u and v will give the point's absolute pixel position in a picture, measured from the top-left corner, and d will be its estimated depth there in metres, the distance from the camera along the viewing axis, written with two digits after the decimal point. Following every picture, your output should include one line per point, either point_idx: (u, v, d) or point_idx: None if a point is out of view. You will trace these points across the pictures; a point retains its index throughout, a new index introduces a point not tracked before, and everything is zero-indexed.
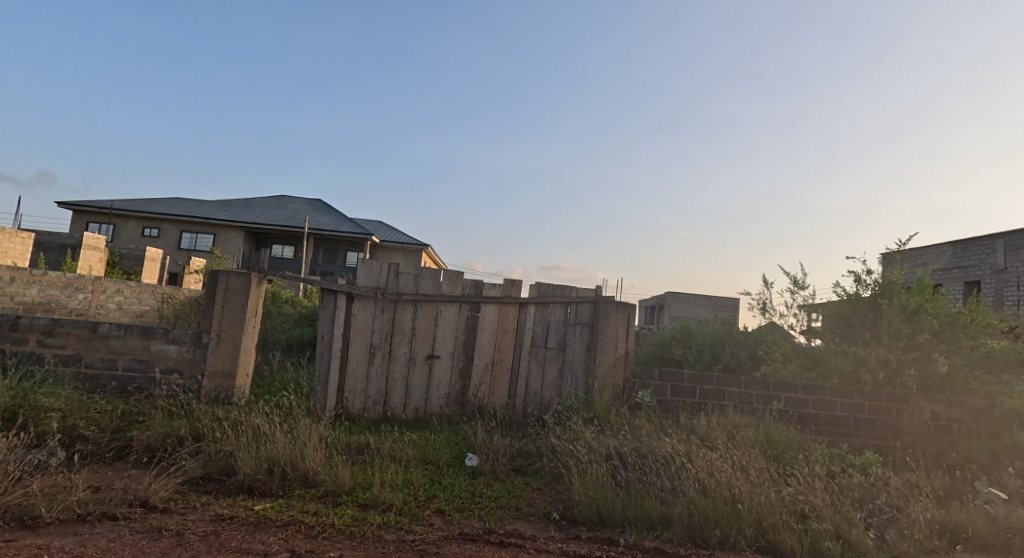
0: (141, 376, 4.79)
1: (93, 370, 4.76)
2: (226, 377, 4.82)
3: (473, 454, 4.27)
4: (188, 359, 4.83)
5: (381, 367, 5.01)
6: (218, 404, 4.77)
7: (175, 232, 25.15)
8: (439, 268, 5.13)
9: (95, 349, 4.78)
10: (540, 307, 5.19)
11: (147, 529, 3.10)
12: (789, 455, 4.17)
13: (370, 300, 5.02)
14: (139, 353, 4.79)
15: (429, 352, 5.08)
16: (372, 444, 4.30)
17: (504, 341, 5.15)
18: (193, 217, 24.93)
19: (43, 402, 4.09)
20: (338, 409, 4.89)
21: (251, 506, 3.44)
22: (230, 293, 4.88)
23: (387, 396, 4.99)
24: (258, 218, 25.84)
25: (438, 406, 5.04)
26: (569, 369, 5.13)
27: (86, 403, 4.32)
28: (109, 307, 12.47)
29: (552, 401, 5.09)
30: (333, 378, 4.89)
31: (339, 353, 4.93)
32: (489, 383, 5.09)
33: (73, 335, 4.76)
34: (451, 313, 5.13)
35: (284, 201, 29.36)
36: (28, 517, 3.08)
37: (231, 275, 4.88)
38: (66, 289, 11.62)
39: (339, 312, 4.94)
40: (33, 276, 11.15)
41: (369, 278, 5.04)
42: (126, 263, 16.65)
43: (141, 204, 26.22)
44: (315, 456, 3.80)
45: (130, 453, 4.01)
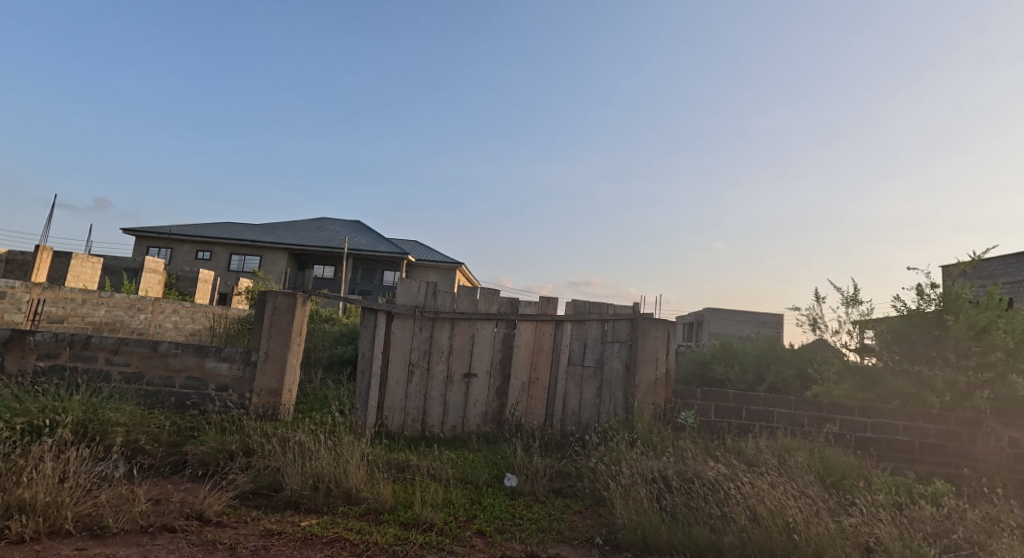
0: (196, 394, 4.93)
1: (154, 387, 4.94)
2: (273, 394, 4.92)
3: (512, 474, 4.22)
4: (239, 377, 4.94)
5: (420, 385, 5.03)
6: (266, 420, 4.87)
7: (226, 255, 26.07)
8: (475, 286, 5.14)
9: (154, 367, 4.95)
10: (576, 324, 5.13)
11: (203, 542, 3.15)
12: (848, 483, 3.98)
13: (408, 318, 5.08)
14: (194, 371, 4.94)
15: (466, 371, 5.07)
16: (412, 462, 4.30)
17: (541, 358, 5.10)
18: (242, 240, 25.77)
19: (109, 417, 4.24)
20: (378, 427, 4.93)
21: (298, 522, 3.46)
22: (277, 312, 5.00)
23: (425, 413, 5.00)
24: (301, 240, 26.53)
25: (476, 424, 5.01)
26: (607, 388, 5.04)
27: (146, 418, 4.47)
28: (166, 327, 12.99)
29: (591, 421, 5.00)
30: (373, 395, 4.95)
31: (379, 371, 4.98)
32: (527, 402, 5.04)
33: (136, 353, 4.94)
34: (488, 330, 5.12)
35: (326, 223, 30.07)
36: (97, 527, 3.19)
37: (278, 295, 5.01)
38: (130, 309, 12.07)
39: (379, 330, 5.01)
40: (102, 297, 11.46)
41: (408, 297, 5.10)
42: (183, 284, 17.30)
43: (194, 229, 27.28)
44: (358, 474, 3.82)
45: (185, 469, 4.13)
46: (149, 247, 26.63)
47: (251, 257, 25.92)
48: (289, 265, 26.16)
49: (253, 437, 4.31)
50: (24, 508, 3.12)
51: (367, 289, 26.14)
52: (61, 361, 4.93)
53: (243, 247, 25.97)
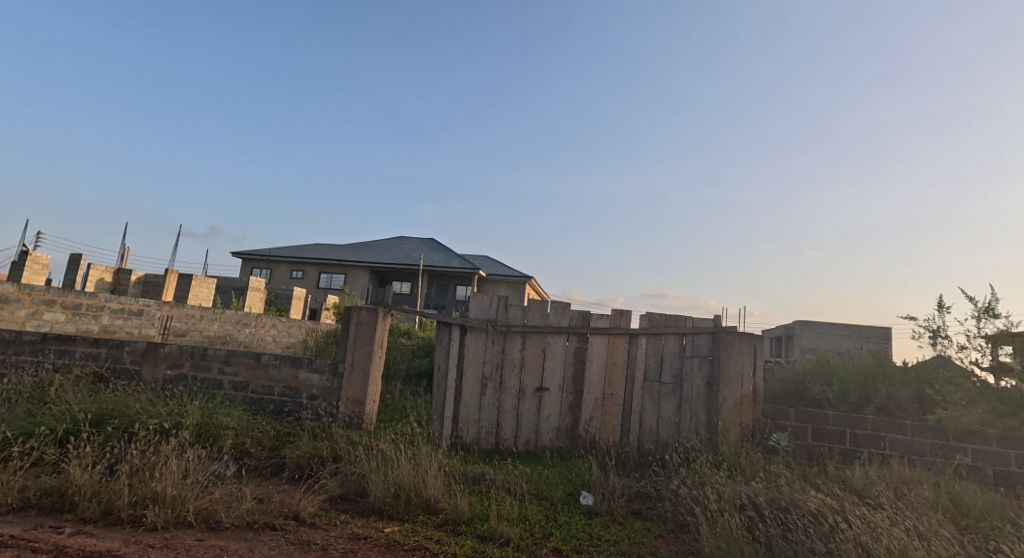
0: (291, 402, 5.32)
1: (257, 395, 5.39)
2: (357, 404, 5.20)
3: (588, 493, 4.10)
4: (328, 387, 5.28)
5: (493, 399, 5.02)
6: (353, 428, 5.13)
7: (316, 273, 27.45)
8: (546, 299, 5.07)
9: (258, 376, 5.42)
10: (651, 338, 4.95)
11: (299, 541, 3.31)
12: (988, 525, 3.50)
13: (481, 332, 5.09)
14: (290, 381, 5.33)
15: (538, 385, 5.00)
16: (487, 475, 4.28)
17: (615, 374, 4.95)
18: (328, 258, 27.15)
19: (220, 421, 4.67)
20: (453, 439, 4.94)
21: (382, 528, 3.52)
22: (361, 326, 5.32)
23: (498, 427, 4.97)
24: (380, 258, 27.55)
25: (549, 439, 4.92)
26: (687, 406, 4.81)
27: (251, 423, 4.86)
28: (266, 339, 13.91)
29: (670, 441, 4.78)
30: (448, 408, 4.98)
31: (453, 384, 5.01)
32: (601, 418, 4.90)
33: (243, 364, 5.46)
34: (559, 344, 5.03)
35: (403, 241, 31.07)
36: (212, 520, 3.51)
37: (361, 310, 5.33)
38: (237, 325, 12.97)
39: (453, 343, 5.05)
40: (216, 314, 12.39)
41: (481, 311, 5.12)
42: (280, 301, 18.31)
43: (287, 249, 29.09)
44: (437, 484, 3.85)
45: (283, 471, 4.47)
46: (248, 266, 28.69)
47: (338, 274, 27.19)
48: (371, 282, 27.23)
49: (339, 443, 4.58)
50: (155, 501, 3.52)
51: (441, 304, 26.63)
52: (185, 371, 5.53)
53: (330, 265, 27.27)
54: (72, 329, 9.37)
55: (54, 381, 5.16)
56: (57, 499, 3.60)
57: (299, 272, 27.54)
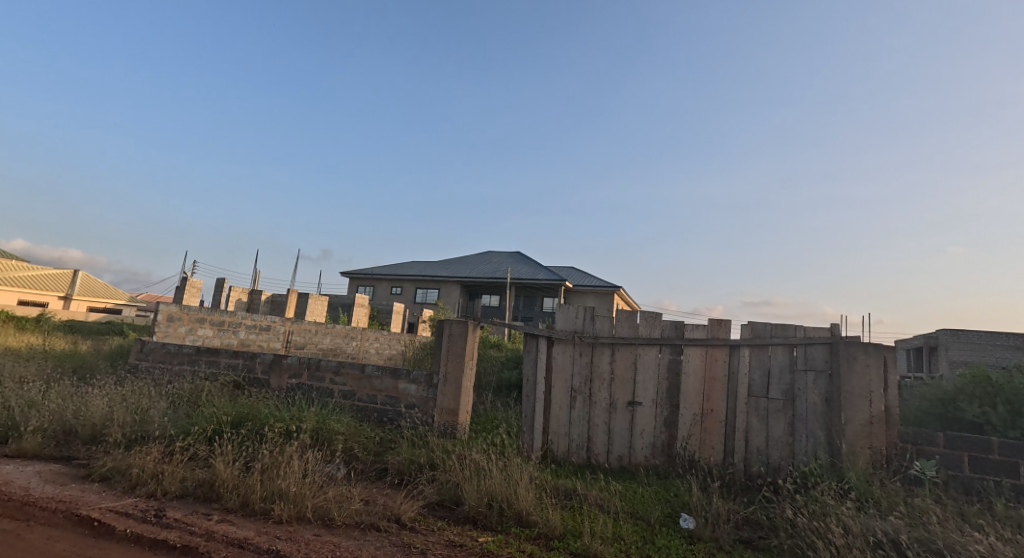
0: (392, 409, 6.85)
1: (362, 402, 7.03)
2: (446, 413, 6.55)
3: (689, 516, 3.83)
4: (424, 397, 6.71)
5: (583, 412, 4.87)
6: (447, 437, 6.58)
7: (412, 290, 28.49)
8: (635, 310, 4.86)
9: (364, 387, 7.01)
10: (756, 349, 4.58)
11: (401, 543, 3.58)
12: None
13: (568, 343, 4.99)
14: (390, 392, 6.87)
15: (630, 399, 4.79)
16: (579, 490, 4.16)
17: (714, 389, 4.62)
18: (422, 274, 28.22)
19: (333, 427, 6.11)
20: (544, 451, 4.87)
21: (476, 537, 3.61)
22: (454, 339, 6.62)
23: (590, 440, 4.82)
24: (471, 272, 28.17)
25: (644, 456, 4.68)
26: (802, 426, 4.40)
27: (359, 431, 6.25)
28: (370, 351, 14.71)
29: (783, 464, 4.37)
30: (537, 420, 4.91)
31: (542, 396, 4.95)
32: (700, 436, 4.58)
33: (352, 376, 7.13)
34: (652, 356, 4.79)
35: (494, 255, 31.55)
36: (327, 517, 4.08)
37: (451, 326, 6.58)
38: (346, 338, 13.78)
39: (541, 355, 4.99)
40: (328, 327, 13.30)
41: (568, 322, 5.03)
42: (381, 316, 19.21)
43: (386, 266, 30.66)
44: (529, 497, 3.84)
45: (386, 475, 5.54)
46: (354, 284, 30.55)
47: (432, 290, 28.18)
48: (462, 296, 27.98)
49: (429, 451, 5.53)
50: (281, 497, 4.21)
51: (528, 316, 26.56)
52: (302, 380, 7.54)
53: (424, 281, 28.27)
54: (217, 342, 10.93)
55: (204, 388, 7.56)
56: (207, 488, 4.58)
57: (398, 288, 28.91)
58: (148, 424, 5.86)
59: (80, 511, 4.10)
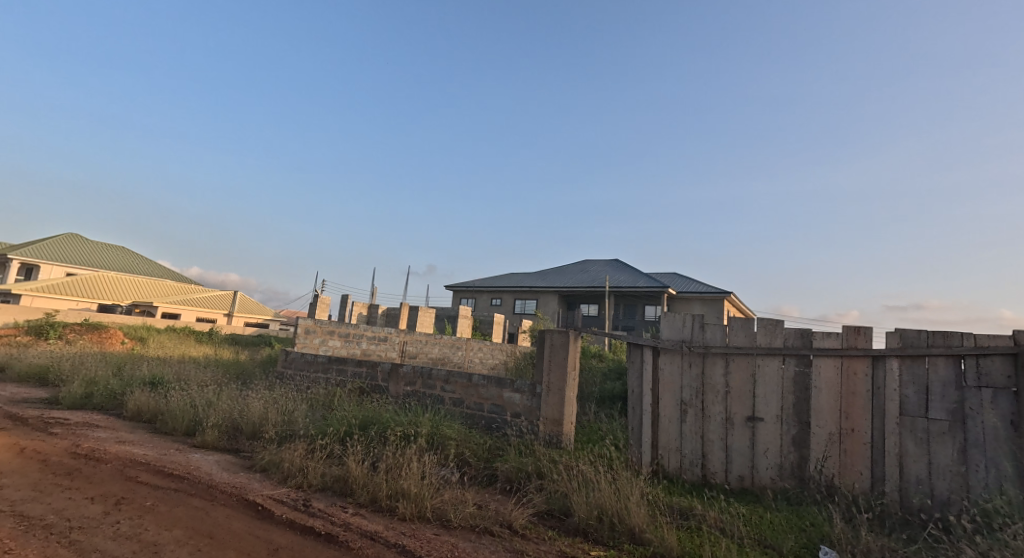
0: (499, 417, 7.99)
1: (472, 409, 8.26)
2: (555, 423, 7.39)
3: (831, 549, 3.37)
4: (529, 405, 7.72)
5: (695, 426, 4.52)
6: (552, 446, 7.34)
7: (512, 299, 28.74)
8: (751, 317, 4.43)
9: (471, 395, 8.29)
10: (907, 361, 3.96)
11: (514, 549, 3.79)
12: None
13: (675, 353, 4.66)
14: (496, 400, 8.03)
15: (750, 414, 4.36)
16: (697, 511, 3.96)
17: (855, 406, 4.07)
18: (524, 286, 28.46)
19: (447, 434, 7.36)
20: (654, 467, 4.60)
21: (587, 549, 3.72)
22: (554, 350, 7.53)
23: (705, 458, 4.46)
24: (570, 281, 27.96)
25: (770, 478, 4.23)
26: (976, 454, 3.74)
27: (470, 438, 7.53)
28: (476, 361, 14.86)
29: (951, 497, 3.75)
30: (646, 433, 4.66)
31: (650, 408, 4.69)
32: (840, 459, 4.05)
33: (460, 384, 8.40)
34: (773, 368, 4.32)
35: (592, 264, 31.14)
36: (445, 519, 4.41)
37: (553, 337, 7.55)
38: (453, 348, 14.10)
39: (646, 366, 4.76)
40: (437, 338, 13.73)
41: (674, 331, 4.69)
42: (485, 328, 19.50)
43: (489, 278, 31.36)
44: (641, 514, 3.87)
45: (498, 481, 6.78)
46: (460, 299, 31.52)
47: (530, 299, 28.25)
48: (562, 305, 27.74)
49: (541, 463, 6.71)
50: (404, 496, 5.19)
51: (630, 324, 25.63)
52: (418, 387, 8.95)
53: (524, 291, 28.34)
54: (343, 352, 11.99)
55: (336, 393, 9.30)
56: (342, 483, 5.63)
57: (498, 300, 29.37)
58: (295, 426, 7.83)
59: (250, 497, 5.26)
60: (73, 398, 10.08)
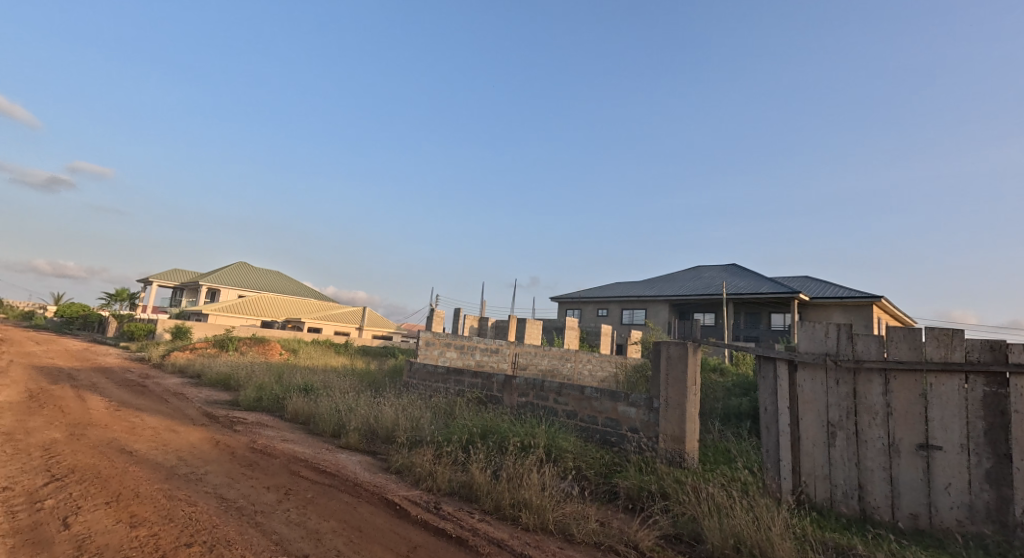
0: (615, 432, 7.49)
1: (586, 422, 7.85)
2: (676, 441, 6.77)
3: None
4: (646, 420, 7.19)
5: (848, 452, 4.57)
6: (673, 465, 6.69)
7: (619, 311, 27.96)
8: (915, 331, 4.41)
9: (584, 407, 7.90)
10: None
11: None
12: None
13: (817, 368, 4.76)
14: (611, 413, 7.56)
15: (923, 442, 4.32)
16: (858, 548, 4.00)
17: None
18: (632, 293, 27.47)
19: (563, 448, 7.05)
20: (798, 495, 4.72)
21: None
22: (671, 362, 6.98)
23: (862, 488, 4.49)
24: (680, 289, 26.58)
25: (954, 518, 4.16)
26: None
27: (586, 452, 7.14)
28: (584, 374, 14.41)
29: None
30: (789, 457, 4.77)
31: (790, 429, 4.81)
32: None
33: (573, 396, 8.05)
34: (953, 386, 4.27)
35: (703, 270, 29.32)
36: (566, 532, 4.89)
37: (670, 347, 7.01)
38: (562, 359, 13.80)
39: (784, 382, 4.89)
40: (545, 349, 13.51)
41: (815, 344, 4.79)
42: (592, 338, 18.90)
43: (595, 290, 30.83)
44: (786, 545, 3.96)
45: (618, 498, 6.33)
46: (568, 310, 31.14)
47: (639, 310, 27.13)
48: (672, 314, 26.34)
49: (666, 483, 6.12)
50: (526, 506, 5.77)
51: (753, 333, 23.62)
52: (531, 398, 8.72)
53: (631, 301, 27.34)
54: (460, 363, 11.96)
55: (455, 402, 9.34)
56: (467, 489, 6.40)
57: (604, 310, 28.67)
58: (422, 432, 8.06)
59: (389, 496, 6.27)
60: (247, 399, 11.33)
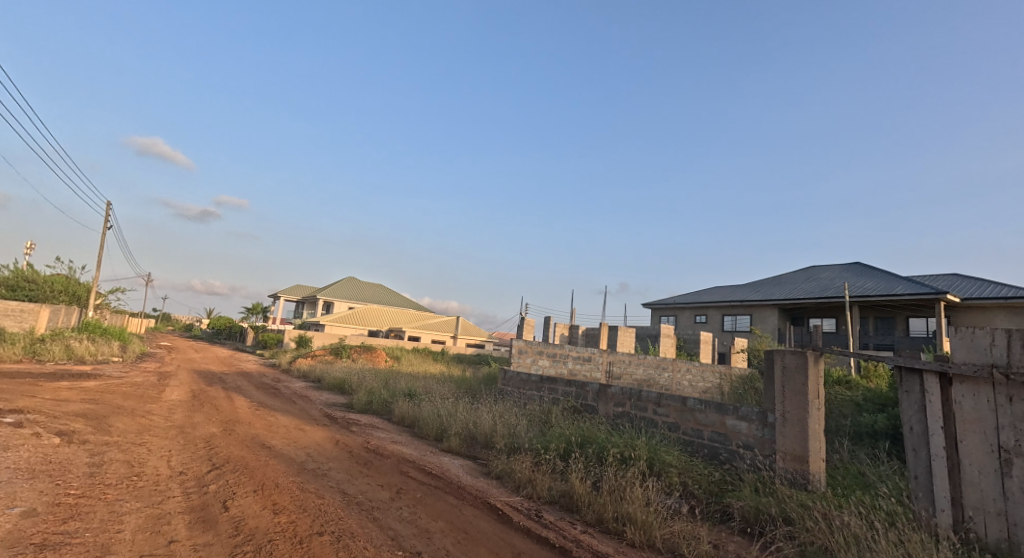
0: (724, 448, 6.86)
1: (689, 435, 7.29)
2: (799, 461, 6.06)
3: None
4: (759, 436, 6.52)
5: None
6: (796, 487, 5.99)
7: (719, 316, 26.21)
8: None
9: (687, 420, 7.33)
10: None
11: None
12: None
13: (977, 383, 4.37)
14: (718, 427, 6.95)
15: None
16: None
17: None
18: (733, 298, 25.76)
19: (667, 461, 6.56)
20: (961, 530, 4.35)
21: None
22: (788, 373, 6.31)
23: None
24: (791, 291, 24.56)
25: None
26: None
27: (692, 467, 6.59)
28: (684, 384, 13.62)
29: None
30: (948, 486, 4.43)
31: (947, 453, 4.47)
32: None
33: (673, 407, 7.51)
34: None
35: (819, 271, 27.24)
36: None
37: (786, 356, 6.36)
38: (658, 369, 13.12)
39: (937, 400, 4.56)
40: (639, 358, 12.93)
41: (973, 355, 4.41)
42: (689, 346, 17.86)
43: (693, 295, 29.45)
44: None
45: (732, 520, 5.76)
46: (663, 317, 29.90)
47: (742, 316, 25.14)
48: (781, 320, 24.14)
49: (790, 506, 5.45)
50: (631, 520, 5.46)
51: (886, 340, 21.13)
52: (628, 408, 8.22)
53: (733, 306, 25.52)
54: (553, 371, 11.78)
55: (549, 411, 9.03)
56: (569, 498, 6.11)
57: (703, 317, 27.06)
58: (519, 439, 7.84)
59: (492, 500, 6.12)
60: (359, 402, 11.71)
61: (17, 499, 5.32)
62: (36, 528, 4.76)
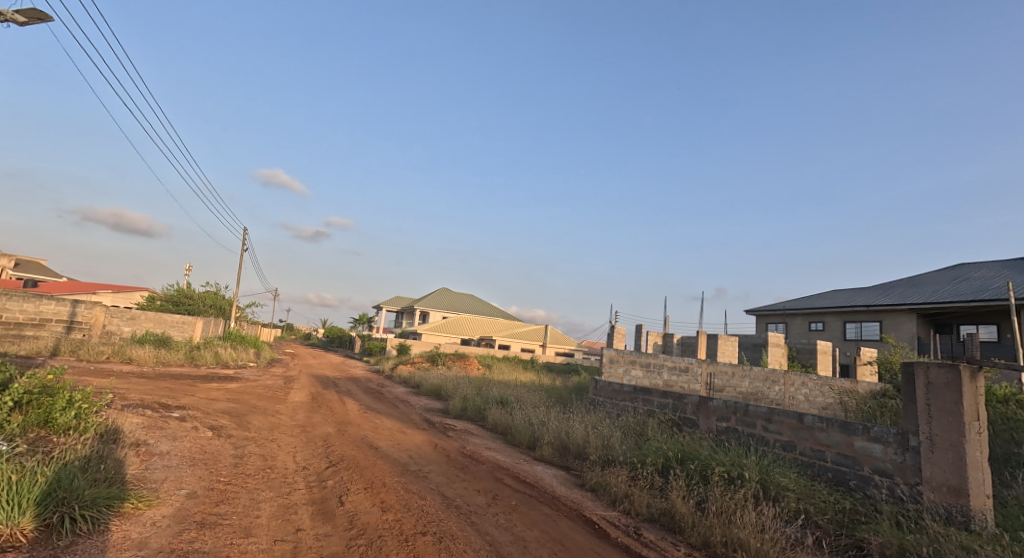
0: (854, 474, 5.93)
1: (807, 457, 6.41)
2: (955, 494, 5.09)
3: None
4: (898, 462, 5.57)
5: None
6: (953, 525, 5.04)
7: (839, 324, 24.06)
8: None
9: (805, 439, 6.45)
10: None
11: None
12: None
13: None
14: (844, 448, 6.03)
15: None
16: None
17: None
18: (855, 306, 23.40)
19: (783, 483, 5.76)
20: None
21: None
22: (934, 389, 5.35)
23: None
24: (930, 295, 21.81)
25: None
26: None
27: (813, 492, 5.74)
28: (798, 398, 12.40)
29: None
30: None
31: None
32: None
33: (786, 423, 6.66)
34: None
35: (970, 270, 24.20)
36: None
37: (930, 369, 5.41)
38: (766, 382, 12.00)
39: None
40: (745, 370, 11.91)
41: None
42: (803, 357, 16.27)
43: (807, 300, 27.24)
44: None
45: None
46: (771, 324, 27.83)
47: (870, 323, 22.85)
48: (919, 327, 21.61)
49: (948, 545, 4.54)
50: (742, 547, 4.81)
51: None
52: (733, 424, 7.41)
53: (858, 312, 23.30)
54: (646, 382, 11.08)
55: (645, 424, 8.36)
56: (669, 518, 5.51)
57: (820, 323, 24.92)
58: (614, 451, 7.26)
59: (587, 513, 5.65)
60: (455, 408, 11.62)
61: (181, 482, 5.54)
62: (196, 508, 4.90)
